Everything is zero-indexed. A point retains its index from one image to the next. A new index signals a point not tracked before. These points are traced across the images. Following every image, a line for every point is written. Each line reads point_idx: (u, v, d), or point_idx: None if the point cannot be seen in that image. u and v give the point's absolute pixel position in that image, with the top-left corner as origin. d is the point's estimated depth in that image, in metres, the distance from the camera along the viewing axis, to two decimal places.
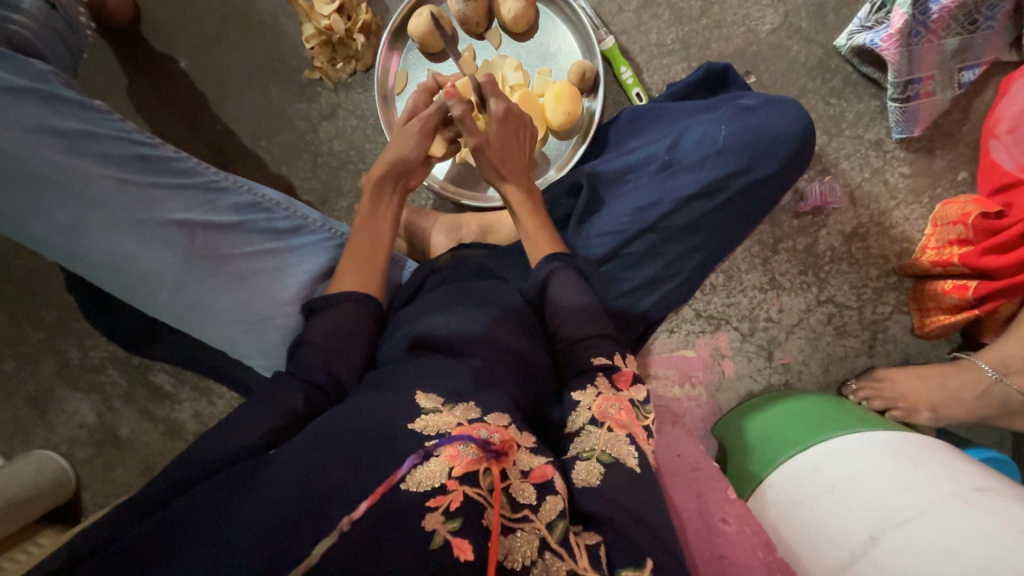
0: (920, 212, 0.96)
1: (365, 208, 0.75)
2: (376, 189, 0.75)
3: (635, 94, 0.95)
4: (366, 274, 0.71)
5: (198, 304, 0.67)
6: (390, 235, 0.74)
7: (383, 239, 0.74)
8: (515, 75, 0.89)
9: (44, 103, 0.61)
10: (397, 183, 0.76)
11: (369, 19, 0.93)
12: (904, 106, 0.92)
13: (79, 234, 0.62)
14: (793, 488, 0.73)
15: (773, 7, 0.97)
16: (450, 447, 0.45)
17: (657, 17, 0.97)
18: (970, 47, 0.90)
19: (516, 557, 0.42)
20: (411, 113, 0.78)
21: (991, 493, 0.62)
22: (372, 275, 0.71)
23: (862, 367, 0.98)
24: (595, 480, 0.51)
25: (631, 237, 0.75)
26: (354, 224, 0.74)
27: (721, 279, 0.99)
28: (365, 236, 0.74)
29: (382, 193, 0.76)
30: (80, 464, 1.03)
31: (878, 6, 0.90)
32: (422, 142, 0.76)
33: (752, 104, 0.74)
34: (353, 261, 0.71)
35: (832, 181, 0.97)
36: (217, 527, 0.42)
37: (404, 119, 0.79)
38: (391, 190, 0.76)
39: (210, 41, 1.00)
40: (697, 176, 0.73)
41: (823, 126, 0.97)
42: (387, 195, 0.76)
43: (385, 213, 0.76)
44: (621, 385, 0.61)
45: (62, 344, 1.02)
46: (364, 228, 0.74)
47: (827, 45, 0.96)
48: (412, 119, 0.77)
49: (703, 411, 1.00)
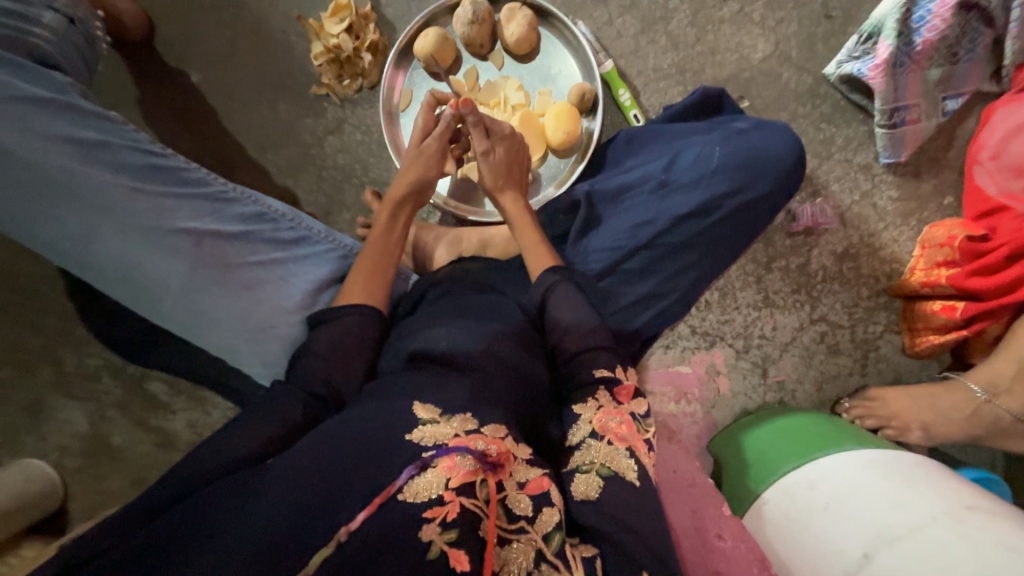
0: (908, 233, 0.99)
1: (380, 223, 0.76)
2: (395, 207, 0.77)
3: (633, 116, 0.98)
4: (374, 285, 0.71)
5: (201, 311, 0.67)
6: (398, 249, 0.76)
7: (393, 254, 0.75)
8: (517, 95, 0.92)
9: (60, 112, 0.63)
10: (410, 200, 0.78)
11: (376, 39, 0.97)
12: (892, 132, 0.95)
13: (88, 240, 0.63)
14: (788, 507, 0.74)
15: (765, 35, 1.00)
16: (446, 459, 0.44)
17: (654, 43, 1.01)
18: (952, 77, 0.94)
19: (512, 568, 0.43)
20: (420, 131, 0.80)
21: (982, 511, 0.63)
22: (380, 288, 0.72)
23: (855, 386, 0.99)
24: (594, 492, 0.51)
25: (628, 253, 0.76)
26: (366, 242, 0.75)
27: (716, 296, 1.00)
28: (376, 249, 0.74)
29: (400, 212, 0.77)
30: (68, 473, 1.01)
31: (865, 37, 0.94)
32: (439, 160, 0.78)
33: (745, 128, 0.76)
34: (363, 275, 0.72)
35: (824, 203, 1.00)
36: (219, 530, 0.42)
37: (416, 137, 0.80)
38: (405, 207, 0.77)
39: (221, 57, 1.02)
40: (692, 195, 0.75)
41: (814, 149, 1.00)
42: (406, 214, 0.77)
43: (399, 230, 0.77)
44: (621, 398, 0.61)
45: (58, 351, 1.01)
46: (376, 242, 0.75)
47: (817, 73, 1.00)
48: (426, 138, 0.79)
49: (699, 427, 1.00)
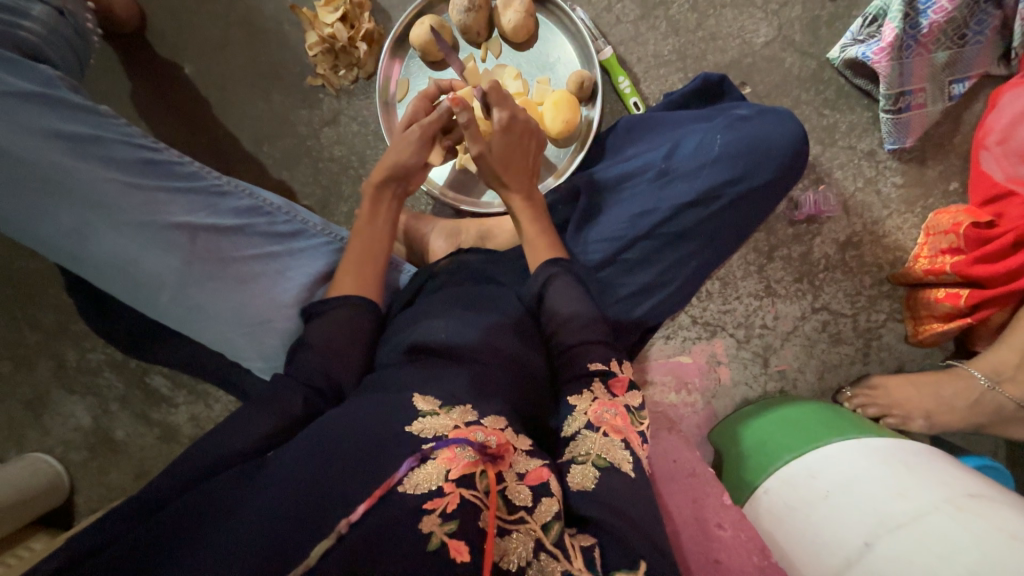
0: (912, 221, 0.98)
1: (364, 211, 0.76)
2: (377, 193, 0.76)
3: (633, 104, 0.97)
4: (365, 277, 0.71)
5: (199, 306, 0.67)
6: (387, 236, 0.75)
7: (382, 245, 0.75)
8: (515, 84, 0.91)
9: (50, 107, 0.62)
10: (397, 187, 0.77)
11: (371, 28, 0.94)
12: (897, 117, 0.93)
13: (83, 236, 0.62)
14: (789, 495, 0.74)
15: (768, 20, 0.98)
16: (446, 450, 0.44)
17: (654, 29, 0.99)
18: (960, 60, 0.92)
19: (511, 559, 0.42)
20: (411, 115, 0.79)
21: (984, 499, 0.63)
22: (371, 279, 0.72)
23: (857, 374, 0.99)
24: (590, 484, 0.51)
25: (628, 243, 0.75)
26: (354, 227, 0.75)
27: (717, 286, 1.00)
28: (364, 237, 0.74)
29: (384, 197, 0.76)
30: (74, 467, 1.03)
31: (870, 20, 0.92)
32: (423, 145, 0.76)
33: (747, 115, 0.75)
34: (355, 266, 0.72)
35: (826, 191, 0.99)
36: (217, 526, 0.42)
37: (405, 124, 0.79)
38: (392, 193, 0.77)
39: (214, 48, 1.01)
40: (692, 184, 0.74)
41: (816, 136, 0.99)
42: (388, 200, 0.76)
43: (385, 218, 0.76)
44: (616, 390, 0.61)
45: (60, 346, 1.02)
46: (362, 230, 0.74)
47: (821, 57, 0.98)
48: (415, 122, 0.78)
49: (699, 417, 1.00)
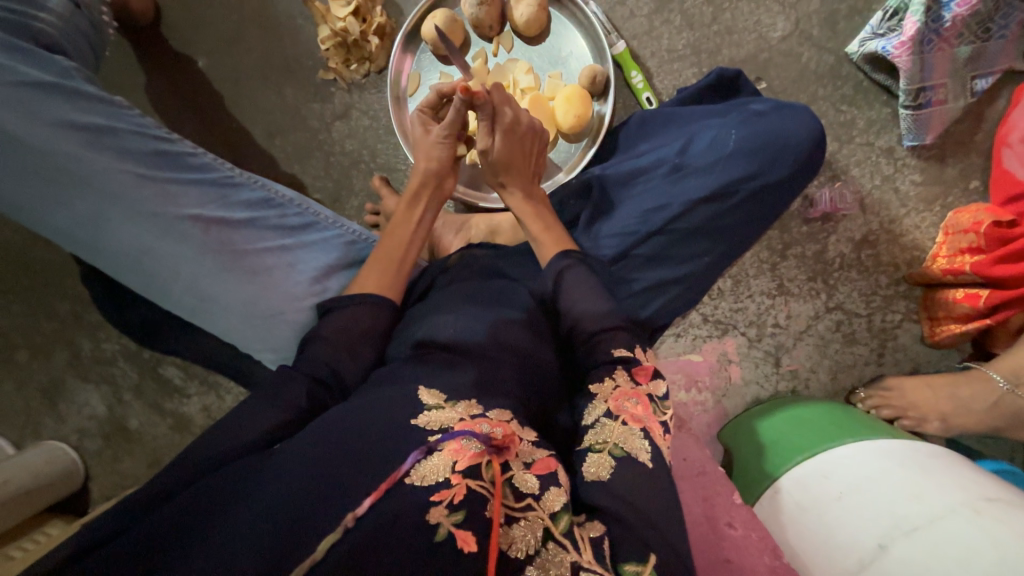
0: (931, 219, 0.96)
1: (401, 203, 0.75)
2: (414, 196, 0.76)
3: (646, 99, 0.96)
4: (390, 278, 0.71)
5: (212, 298, 0.68)
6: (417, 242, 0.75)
7: (414, 246, 0.75)
8: (526, 78, 0.91)
9: (66, 97, 0.63)
10: (433, 189, 0.77)
11: (383, 22, 0.95)
12: (916, 113, 0.92)
13: (99, 227, 0.63)
14: (802, 495, 0.73)
15: (785, 13, 0.97)
16: (452, 442, 0.44)
17: (668, 23, 0.98)
18: (984, 54, 0.90)
19: (519, 547, 0.42)
20: (423, 123, 0.78)
21: (1002, 502, 0.61)
22: (396, 278, 0.71)
23: (871, 375, 0.97)
24: (605, 473, 0.51)
25: (641, 238, 0.75)
26: (384, 233, 0.75)
27: (729, 284, 0.99)
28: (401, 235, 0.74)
29: (423, 193, 0.76)
30: (88, 456, 1.05)
31: (889, 14, 0.91)
32: (448, 147, 0.76)
33: (764, 109, 0.74)
34: (382, 262, 0.71)
35: (842, 188, 0.97)
36: (219, 518, 0.41)
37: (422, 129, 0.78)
38: (427, 196, 0.76)
39: (229, 42, 1.02)
40: (708, 179, 0.73)
41: (833, 132, 0.97)
42: (426, 200, 0.76)
43: (418, 220, 0.76)
44: (640, 379, 0.60)
45: (76, 336, 1.04)
46: (397, 232, 0.74)
47: (838, 51, 0.97)
48: (431, 127, 0.77)
49: (709, 416, 0.99)
